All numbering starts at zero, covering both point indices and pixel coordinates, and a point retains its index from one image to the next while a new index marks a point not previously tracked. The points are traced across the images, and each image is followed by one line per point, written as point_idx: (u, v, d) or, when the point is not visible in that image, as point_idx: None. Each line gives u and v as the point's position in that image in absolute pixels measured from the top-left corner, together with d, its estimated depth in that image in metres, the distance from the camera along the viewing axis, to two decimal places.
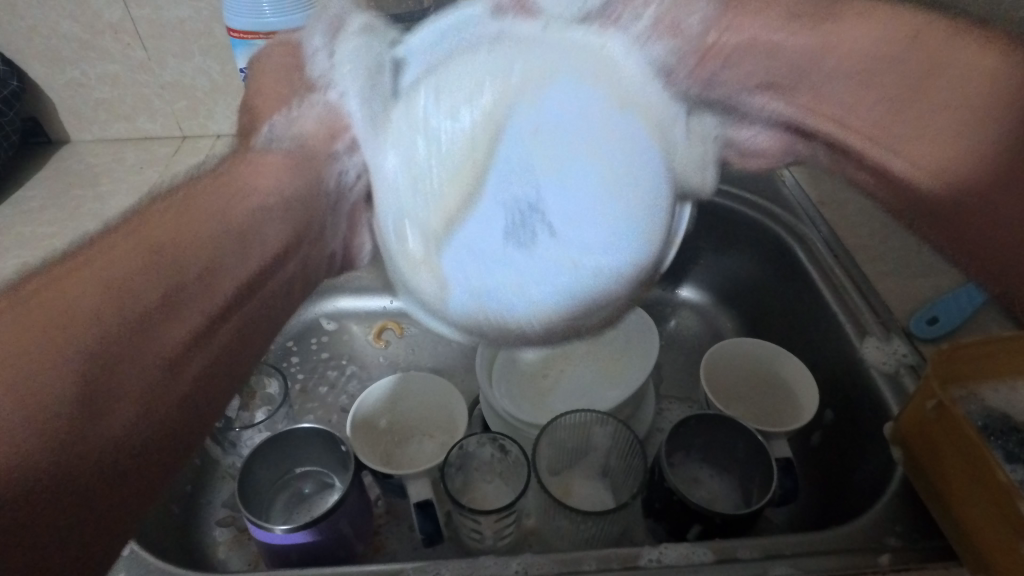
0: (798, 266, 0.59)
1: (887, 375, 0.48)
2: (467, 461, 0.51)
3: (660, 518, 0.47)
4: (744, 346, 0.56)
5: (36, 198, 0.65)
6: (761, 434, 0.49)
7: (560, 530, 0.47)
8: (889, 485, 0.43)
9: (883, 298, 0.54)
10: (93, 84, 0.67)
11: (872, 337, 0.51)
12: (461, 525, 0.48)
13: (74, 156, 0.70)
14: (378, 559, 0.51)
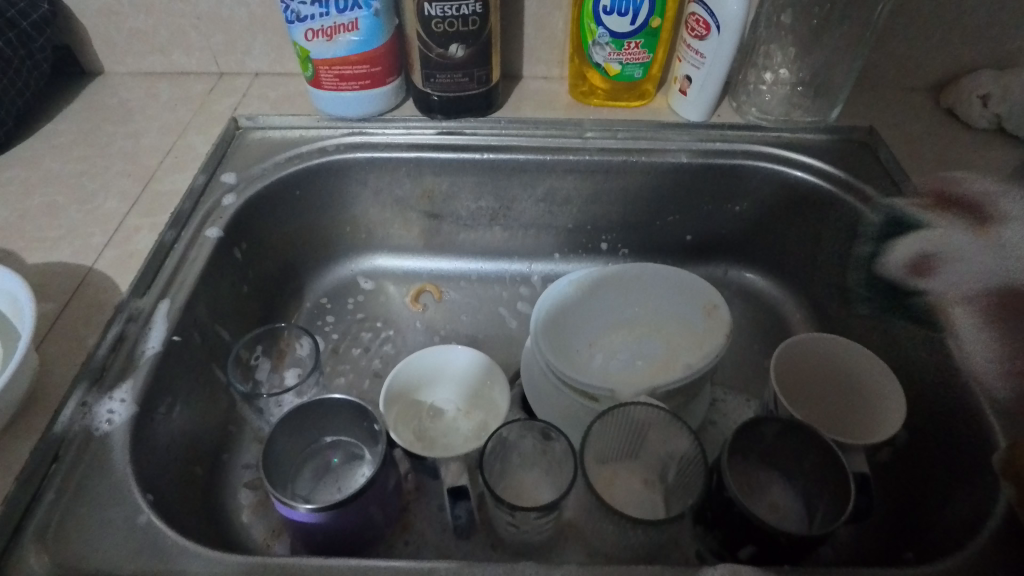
0: (890, 256, 0.53)
1: (990, 391, 0.43)
2: (506, 449, 0.47)
3: (714, 527, 0.43)
4: (820, 341, 0.50)
5: (66, 132, 0.61)
6: (838, 448, 0.44)
7: (603, 532, 0.43)
8: (989, 519, 0.38)
9: (992, 300, 0.47)
10: (127, 10, 0.62)
11: (974, 347, 0.45)
12: (496, 516, 0.45)
13: (108, 90, 0.66)
14: (405, 538, 0.48)
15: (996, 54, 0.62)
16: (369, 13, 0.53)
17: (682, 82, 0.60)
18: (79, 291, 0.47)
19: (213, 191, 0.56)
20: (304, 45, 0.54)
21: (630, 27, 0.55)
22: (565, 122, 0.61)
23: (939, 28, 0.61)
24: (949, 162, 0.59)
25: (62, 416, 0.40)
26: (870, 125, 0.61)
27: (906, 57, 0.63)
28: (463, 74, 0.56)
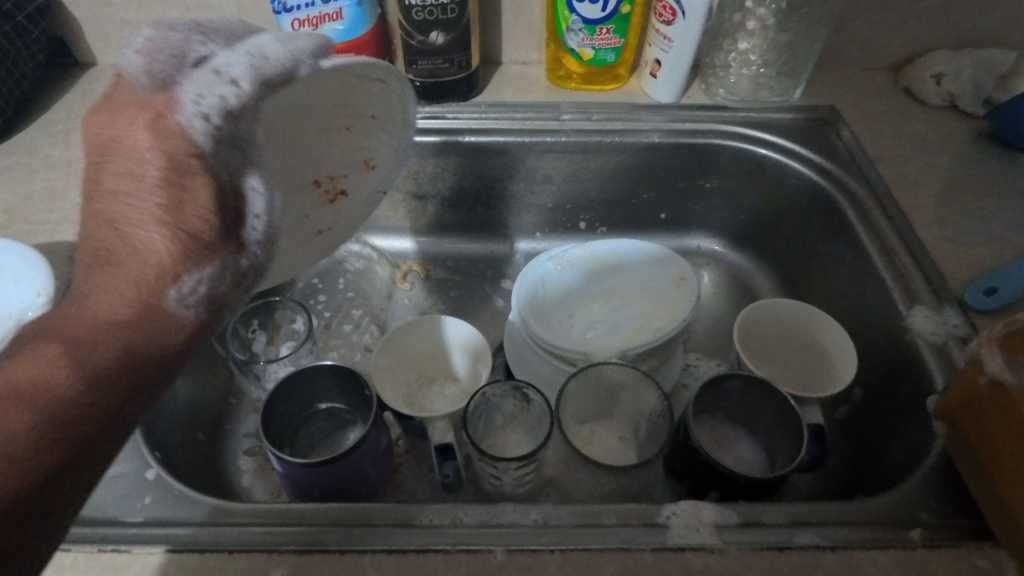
0: (847, 225, 0.56)
1: (935, 346, 0.46)
2: (490, 408, 0.50)
3: (682, 476, 0.47)
4: (782, 306, 0.54)
5: (63, 120, 0.64)
6: (795, 400, 0.48)
7: (580, 482, 0.47)
8: (927, 458, 0.42)
9: (937, 263, 0.51)
10: (118, 2, 0.64)
11: (920, 306, 0.48)
12: (481, 471, 0.48)
13: (101, 80, 0.68)
14: (397, 497, 0.52)
15: (951, 35, 0.66)
16: (353, 2, 0.55)
17: (652, 65, 0.63)
18: None
19: None
20: (290, 34, 0.56)
21: (602, 13, 0.58)
22: (543, 105, 0.64)
23: (896, 11, 0.64)
24: (905, 137, 0.62)
25: None
26: (831, 104, 0.65)
27: (866, 39, 0.67)
28: (444, 59, 0.59)
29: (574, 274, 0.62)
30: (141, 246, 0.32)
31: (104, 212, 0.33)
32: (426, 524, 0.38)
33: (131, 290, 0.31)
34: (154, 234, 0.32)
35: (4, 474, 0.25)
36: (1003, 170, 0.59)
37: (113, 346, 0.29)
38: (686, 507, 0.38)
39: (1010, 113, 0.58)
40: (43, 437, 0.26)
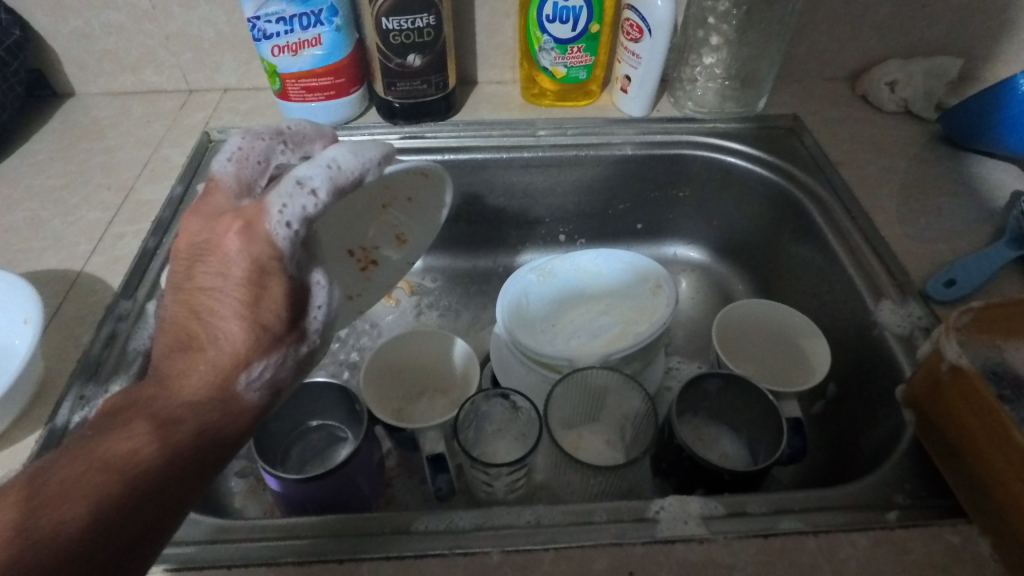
0: (815, 226, 0.59)
1: (901, 337, 0.48)
2: (479, 417, 0.51)
3: (669, 474, 0.48)
4: (757, 307, 0.56)
5: (43, 151, 0.64)
6: (773, 395, 0.49)
7: (570, 485, 0.48)
8: (899, 444, 0.44)
9: (900, 259, 0.53)
10: (97, 34, 0.65)
11: (887, 300, 0.50)
12: (472, 479, 0.49)
13: (80, 110, 0.69)
14: (390, 510, 0.52)
15: (901, 46, 0.70)
16: (331, 28, 0.57)
17: (623, 81, 0.65)
18: (71, 296, 0.50)
19: (191, 200, 0.59)
20: (271, 60, 0.58)
21: (572, 32, 0.60)
22: (519, 122, 0.66)
23: (849, 23, 0.67)
24: (864, 142, 0.65)
25: (62, 410, 0.43)
26: (794, 113, 0.68)
27: (823, 51, 0.70)
28: (422, 81, 0.61)
29: (554, 285, 0.63)
30: (220, 335, 0.35)
31: (191, 302, 0.36)
32: (421, 530, 0.38)
33: (203, 374, 0.35)
34: (231, 326, 0.36)
35: (79, 545, 0.28)
36: (957, 169, 0.63)
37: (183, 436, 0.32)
38: (674, 501, 0.40)
39: (959, 115, 0.62)
40: (122, 509, 0.30)
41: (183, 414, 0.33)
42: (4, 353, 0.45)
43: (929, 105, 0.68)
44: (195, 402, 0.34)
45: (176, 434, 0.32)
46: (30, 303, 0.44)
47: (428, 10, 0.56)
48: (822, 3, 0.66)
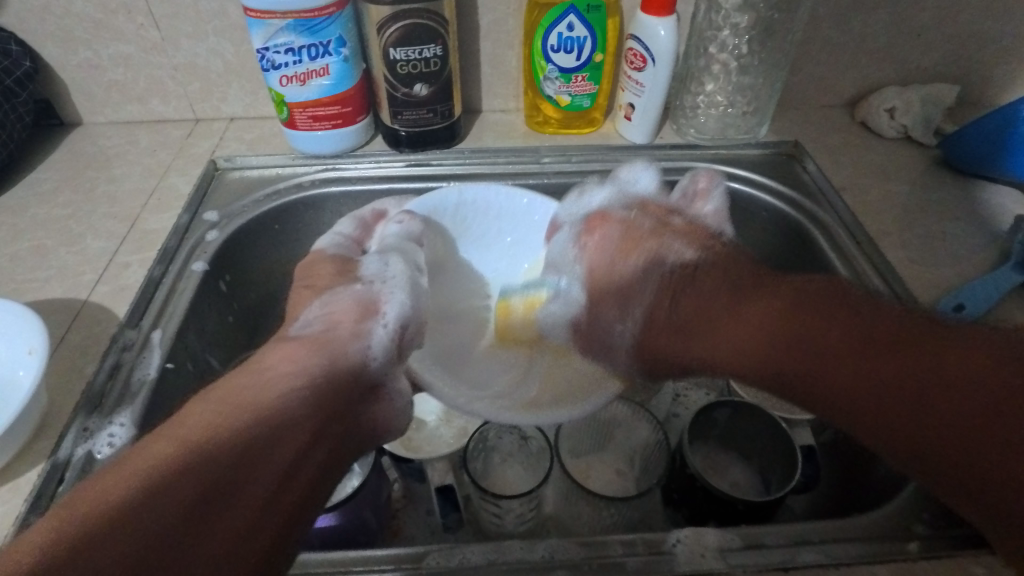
0: (819, 252, 0.59)
1: None
2: (488, 447, 0.51)
3: (680, 505, 0.47)
4: None
5: (50, 180, 0.64)
6: (785, 422, 0.49)
7: (581, 517, 0.47)
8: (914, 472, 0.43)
9: (906, 284, 0.53)
10: (106, 65, 0.66)
11: None
12: (481, 511, 0.48)
13: (87, 139, 0.69)
14: (396, 542, 0.51)
15: (899, 73, 0.71)
16: (339, 59, 0.58)
17: (626, 109, 0.66)
18: (76, 325, 0.50)
19: (197, 228, 0.59)
20: (279, 90, 0.58)
21: (576, 62, 0.61)
22: (523, 149, 0.67)
23: (847, 52, 0.69)
24: (865, 167, 0.66)
25: (65, 443, 0.42)
26: (794, 139, 0.69)
27: (822, 78, 0.71)
28: (428, 110, 0.62)
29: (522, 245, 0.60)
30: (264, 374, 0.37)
31: (230, 385, 0.36)
32: (433, 566, 0.38)
33: (223, 402, 0.35)
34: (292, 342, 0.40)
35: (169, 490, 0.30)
36: (958, 193, 0.63)
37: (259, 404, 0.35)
38: (689, 532, 0.39)
39: (959, 141, 0.63)
40: (146, 521, 0.29)
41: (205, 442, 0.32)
42: (9, 385, 0.44)
43: (927, 131, 0.69)
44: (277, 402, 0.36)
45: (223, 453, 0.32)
46: (33, 332, 0.44)
47: (435, 41, 0.57)
48: (820, 33, 0.67)
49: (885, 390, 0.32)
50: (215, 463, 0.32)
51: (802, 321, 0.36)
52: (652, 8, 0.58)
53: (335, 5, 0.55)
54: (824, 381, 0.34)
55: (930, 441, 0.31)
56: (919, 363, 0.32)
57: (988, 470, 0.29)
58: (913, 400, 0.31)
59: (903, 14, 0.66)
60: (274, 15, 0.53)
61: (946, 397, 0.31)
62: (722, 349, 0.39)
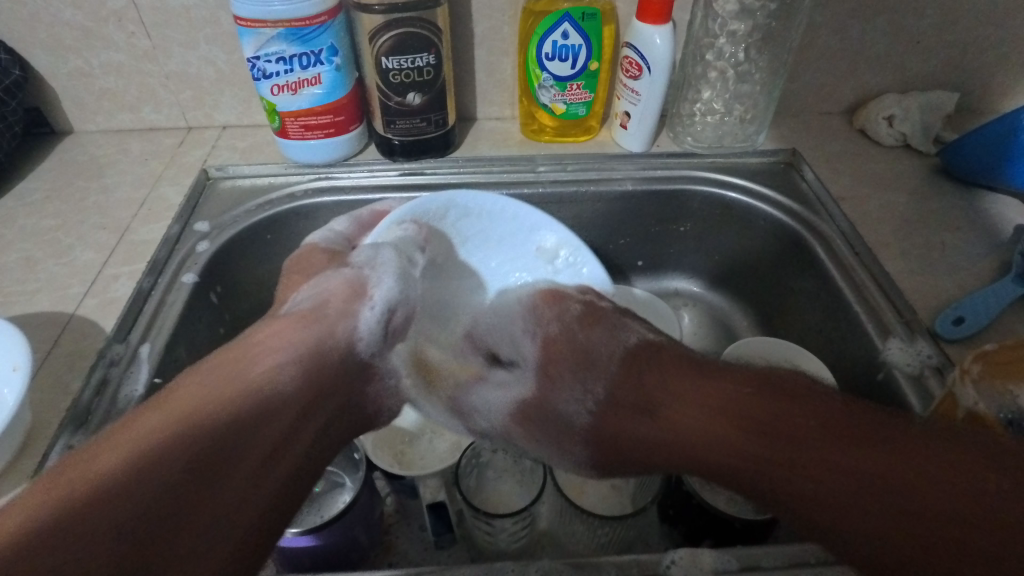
0: (817, 261, 0.58)
1: (910, 376, 0.47)
2: (481, 463, 0.52)
3: (677, 522, 0.47)
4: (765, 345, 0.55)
5: (40, 189, 0.63)
6: None
7: (576, 535, 0.46)
8: None
9: (906, 296, 0.53)
10: (97, 73, 0.65)
11: (895, 339, 0.50)
12: (474, 528, 0.47)
13: (78, 148, 0.69)
14: (389, 559, 0.50)
15: (898, 80, 0.70)
16: (331, 67, 0.57)
17: (622, 117, 0.65)
18: (63, 339, 0.49)
19: (187, 239, 0.58)
20: (271, 99, 0.58)
21: (572, 70, 0.61)
22: (519, 158, 0.66)
23: (845, 59, 0.68)
24: (863, 175, 0.65)
25: (49, 462, 0.41)
26: (792, 147, 0.68)
27: (820, 86, 0.71)
28: (422, 118, 0.61)
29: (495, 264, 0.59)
30: (262, 359, 0.41)
31: (239, 354, 0.41)
32: None
33: (260, 364, 0.41)
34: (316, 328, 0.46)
35: (167, 458, 0.34)
36: (958, 202, 0.62)
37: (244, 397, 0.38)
38: (685, 554, 0.38)
39: (959, 149, 0.62)
40: (137, 479, 0.32)
41: (200, 413, 0.36)
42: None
43: (927, 139, 0.68)
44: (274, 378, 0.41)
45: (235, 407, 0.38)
46: (18, 349, 0.43)
47: (428, 49, 0.56)
48: (818, 40, 0.66)
49: (862, 468, 0.32)
50: (214, 430, 0.36)
51: (756, 413, 0.36)
52: (648, 16, 0.57)
53: (327, 14, 0.54)
54: (818, 480, 0.33)
55: (919, 538, 0.30)
56: (877, 454, 0.32)
57: (928, 541, 0.30)
58: (859, 478, 0.32)
59: (902, 22, 0.65)
60: (265, 24, 0.52)
61: (905, 478, 0.31)
62: (682, 428, 0.39)
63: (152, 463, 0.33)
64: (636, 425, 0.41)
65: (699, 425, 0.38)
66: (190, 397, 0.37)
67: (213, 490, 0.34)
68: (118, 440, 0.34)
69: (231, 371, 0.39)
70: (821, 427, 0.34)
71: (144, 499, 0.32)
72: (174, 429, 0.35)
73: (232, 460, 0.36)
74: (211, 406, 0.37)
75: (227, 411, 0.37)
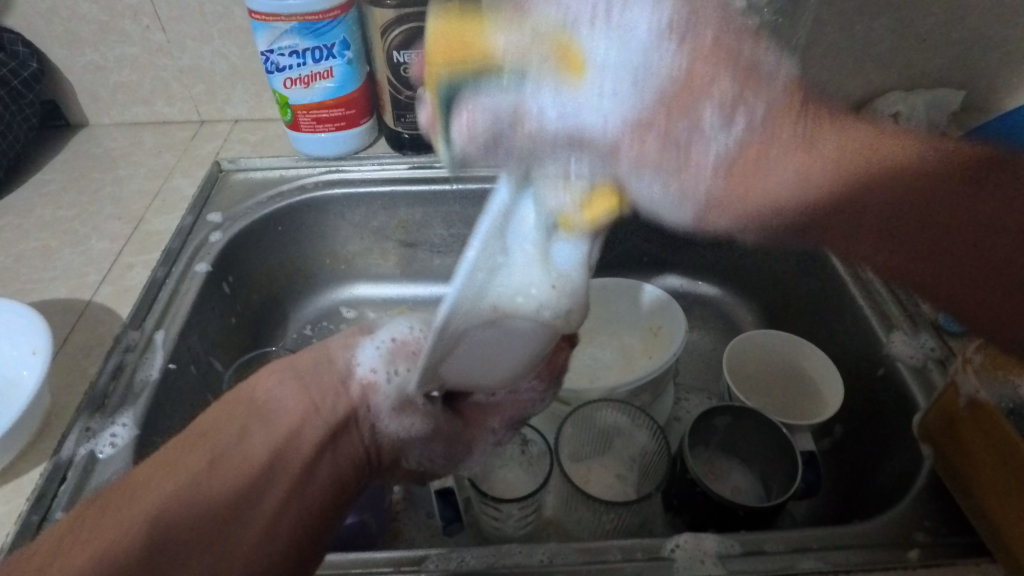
0: (827, 265, 0.58)
1: (914, 369, 0.48)
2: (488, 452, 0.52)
3: (680, 510, 0.47)
4: (768, 338, 0.56)
5: (55, 181, 0.64)
6: (786, 428, 0.49)
7: (582, 521, 0.47)
8: (916, 479, 0.43)
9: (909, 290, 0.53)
10: (111, 66, 0.66)
11: (899, 332, 0.50)
12: (481, 514, 0.48)
13: (92, 140, 0.70)
14: (396, 545, 0.51)
15: (903, 78, 0.70)
16: (343, 61, 0.58)
17: None
18: (81, 325, 0.50)
19: (200, 229, 0.59)
20: (283, 92, 0.59)
21: None
22: None
23: (851, 57, 0.68)
24: None
25: (68, 443, 0.42)
26: None
27: (826, 83, 0.71)
28: None
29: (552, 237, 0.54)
30: (284, 397, 0.41)
31: (246, 391, 0.41)
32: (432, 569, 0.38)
33: (277, 405, 0.40)
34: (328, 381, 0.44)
35: (172, 502, 0.33)
36: None
37: (275, 430, 0.38)
38: (689, 538, 0.39)
39: None
40: (153, 520, 0.32)
41: (229, 459, 0.36)
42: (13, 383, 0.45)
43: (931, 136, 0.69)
44: (297, 412, 0.40)
45: (248, 451, 0.36)
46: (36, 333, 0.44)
47: None
48: (824, 37, 0.67)
49: (954, 225, 0.48)
50: (235, 467, 0.35)
51: (915, 179, 0.48)
52: None
53: (339, 9, 0.55)
54: (917, 208, 0.48)
55: (987, 268, 0.48)
56: (928, 218, 0.48)
57: (999, 280, 0.48)
58: (887, 204, 0.48)
59: (908, 19, 0.66)
60: (278, 18, 0.54)
61: (980, 242, 0.48)
62: (867, 203, 0.48)
63: (168, 501, 0.33)
64: (803, 214, 0.49)
65: (801, 180, 0.47)
66: (209, 436, 0.37)
67: (209, 543, 0.32)
68: (151, 480, 0.34)
69: (243, 408, 0.39)
70: (865, 169, 0.48)
71: (155, 550, 0.31)
72: (186, 480, 0.34)
73: (241, 504, 0.34)
74: (232, 444, 0.36)
75: (248, 453, 0.36)
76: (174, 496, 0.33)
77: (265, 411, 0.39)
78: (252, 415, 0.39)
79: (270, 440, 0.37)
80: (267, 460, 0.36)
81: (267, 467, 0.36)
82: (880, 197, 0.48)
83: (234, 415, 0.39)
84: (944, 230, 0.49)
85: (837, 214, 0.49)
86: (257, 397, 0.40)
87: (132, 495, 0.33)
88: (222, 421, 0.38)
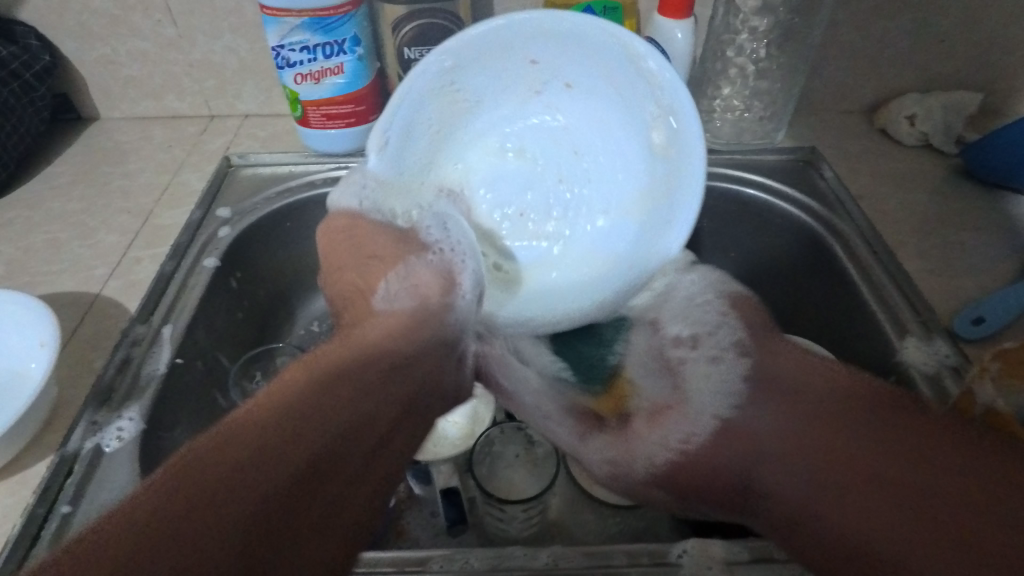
0: (838, 269, 0.57)
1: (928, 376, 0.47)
2: (494, 452, 0.52)
3: (688, 515, 0.47)
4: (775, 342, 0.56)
5: (65, 174, 0.65)
6: None
7: (587, 524, 0.46)
8: None
9: (923, 295, 0.52)
10: (123, 60, 0.66)
11: (912, 337, 0.50)
12: (486, 514, 0.48)
13: (103, 134, 0.70)
14: (400, 544, 0.51)
15: (920, 79, 0.69)
16: (353, 57, 0.58)
17: None
18: (88, 318, 0.50)
19: (209, 224, 0.59)
20: (293, 88, 0.58)
21: None
22: None
23: (867, 58, 0.67)
24: (883, 175, 0.65)
25: (74, 436, 0.42)
26: (811, 145, 0.68)
27: (841, 84, 0.70)
28: None
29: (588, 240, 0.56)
30: (375, 329, 0.40)
31: (353, 340, 0.38)
32: (436, 570, 0.38)
33: (329, 371, 0.34)
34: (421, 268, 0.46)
35: (228, 479, 0.28)
36: (979, 203, 0.62)
37: (335, 387, 0.33)
38: (696, 544, 0.38)
39: (982, 149, 0.61)
40: (183, 527, 0.26)
41: (300, 430, 0.30)
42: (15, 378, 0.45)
43: (948, 139, 0.67)
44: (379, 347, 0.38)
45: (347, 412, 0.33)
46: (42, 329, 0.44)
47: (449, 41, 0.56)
48: (840, 37, 0.66)
49: (863, 501, 0.32)
50: (276, 470, 0.29)
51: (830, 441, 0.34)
52: (669, 10, 0.57)
53: (350, 4, 0.55)
54: (874, 524, 0.31)
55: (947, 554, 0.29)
56: (898, 468, 0.32)
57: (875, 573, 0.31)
58: (864, 518, 0.32)
59: (926, 20, 0.65)
60: (290, 13, 0.53)
61: (912, 503, 0.31)
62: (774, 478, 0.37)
63: (195, 486, 0.27)
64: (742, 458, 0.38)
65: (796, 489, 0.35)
66: (267, 404, 0.31)
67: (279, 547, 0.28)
68: (192, 470, 0.27)
69: (343, 350, 0.37)
70: (820, 423, 0.35)
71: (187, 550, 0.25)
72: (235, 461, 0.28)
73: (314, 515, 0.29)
74: (299, 390, 0.32)
75: (293, 411, 0.31)
76: (208, 494, 0.27)
77: (326, 372, 0.34)
78: (350, 356, 0.36)
79: (371, 363, 0.36)
80: (338, 414, 0.32)
81: (370, 448, 0.33)
82: (850, 497, 0.33)
83: (300, 380, 0.33)
84: (904, 473, 0.32)
85: (831, 409, 0.36)
86: (367, 337, 0.38)
87: (168, 480, 0.27)
88: (271, 404, 0.31)
